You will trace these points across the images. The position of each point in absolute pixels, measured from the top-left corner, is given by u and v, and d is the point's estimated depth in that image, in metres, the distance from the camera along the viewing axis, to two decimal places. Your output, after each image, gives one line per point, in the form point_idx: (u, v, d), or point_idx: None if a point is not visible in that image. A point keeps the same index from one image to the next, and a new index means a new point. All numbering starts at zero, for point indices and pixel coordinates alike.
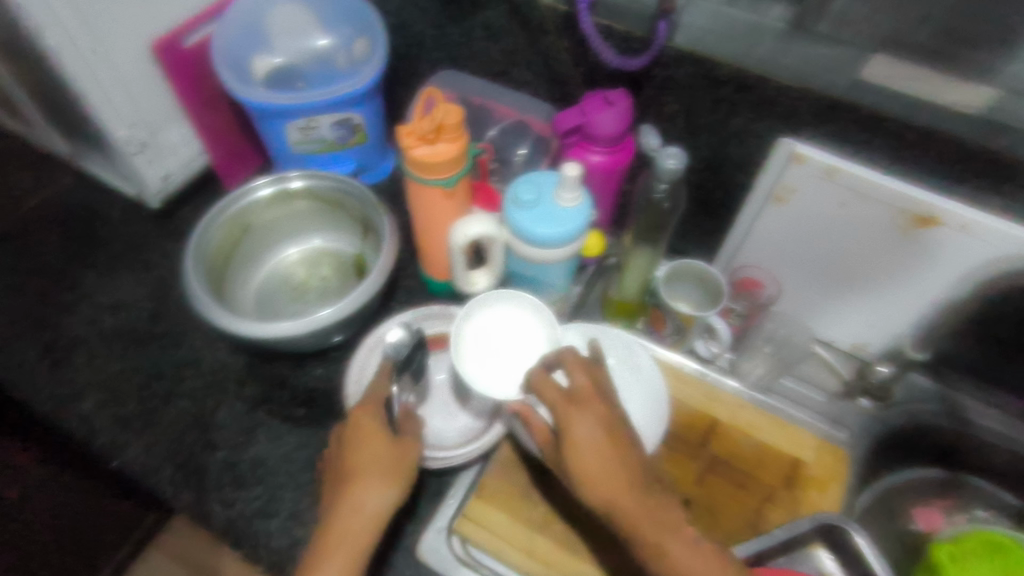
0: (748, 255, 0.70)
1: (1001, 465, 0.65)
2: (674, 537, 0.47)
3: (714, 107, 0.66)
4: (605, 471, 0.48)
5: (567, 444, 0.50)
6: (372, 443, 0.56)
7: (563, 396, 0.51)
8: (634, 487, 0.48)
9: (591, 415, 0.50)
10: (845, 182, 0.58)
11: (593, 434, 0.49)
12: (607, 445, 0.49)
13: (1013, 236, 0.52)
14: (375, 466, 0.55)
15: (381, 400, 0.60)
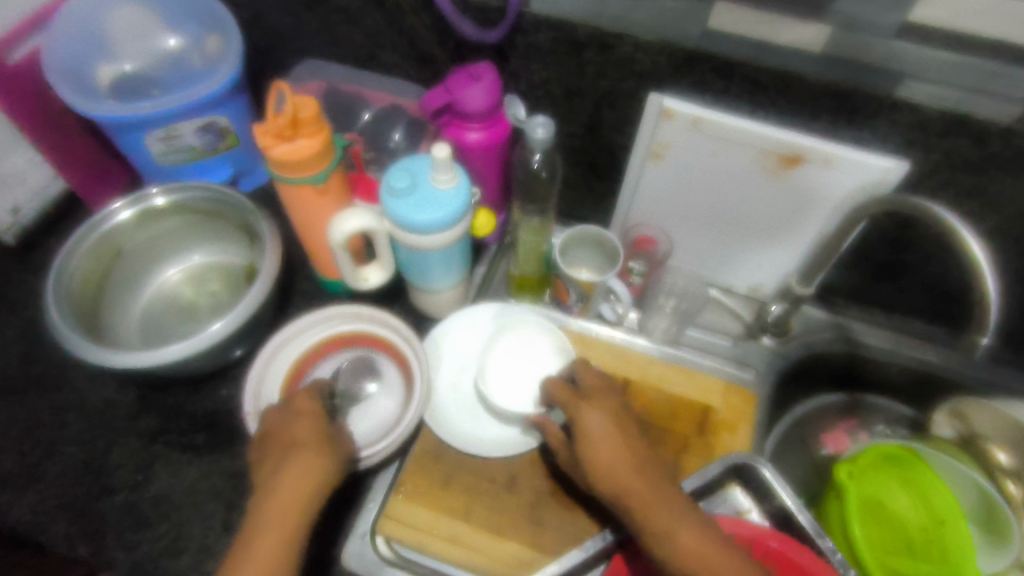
0: (639, 214, 0.71)
1: (896, 381, 0.73)
2: (665, 507, 0.46)
3: (581, 72, 0.60)
4: (610, 451, 0.48)
5: (579, 436, 0.50)
6: (312, 421, 0.52)
7: (577, 396, 0.53)
8: (636, 467, 0.48)
9: (599, 408, 0.51)
10: (713, 133, 0.59)
11: (604, 426, 0.50)
12: (615, 434, 0.49)
13: (869, 166, 0.56)
14: (308, 442, 0.50)
15: (320, 391, 0.57)
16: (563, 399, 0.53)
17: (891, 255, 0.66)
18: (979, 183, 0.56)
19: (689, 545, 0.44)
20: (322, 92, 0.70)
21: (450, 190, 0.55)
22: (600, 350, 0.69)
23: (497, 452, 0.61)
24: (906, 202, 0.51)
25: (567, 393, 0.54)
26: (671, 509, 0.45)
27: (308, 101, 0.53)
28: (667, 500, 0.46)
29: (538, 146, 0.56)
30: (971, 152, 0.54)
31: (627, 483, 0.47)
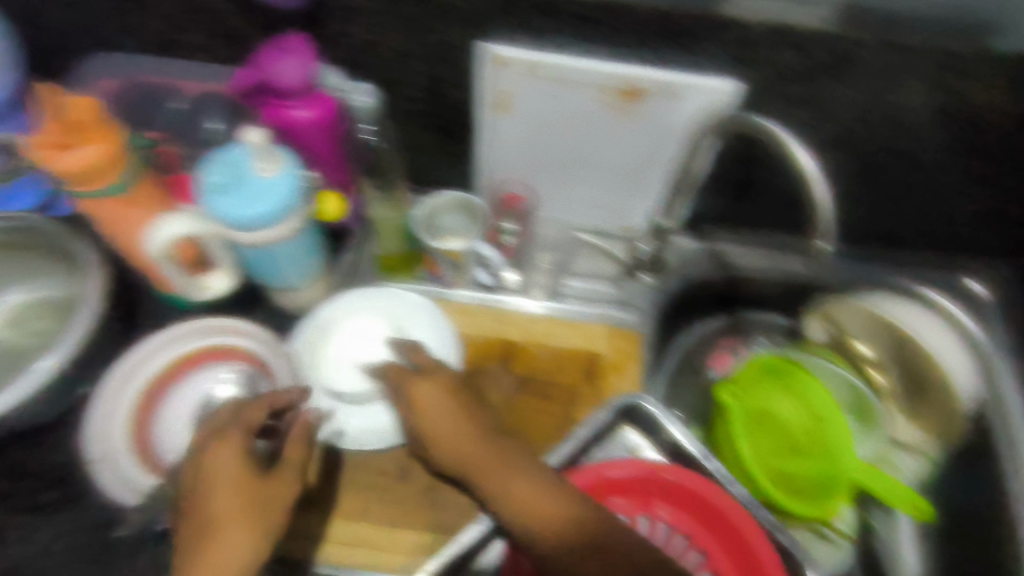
0: (501, 172, 0.69)
1: (772, 295, 0.76)
2: (513, 473, 0.47)
3: (405, 28, 0.56)
4: (446, 426, 0.50)
5: (417, 414, 0.52)
6: (233, 487, 0.42)
7: (408, 371, 0.54)
8: (481, 436, 0.50)
9: (433, 383, 0.53)
10: (549, 77, 0.57)
11: (437, 399, 0.52)
12: (449, 407, 0.51)
13: (706, 90, 0.56)
14: (240, 505, 0.42)
15: (247, 424, 0.46)
16: (395, 378, 0.55)
17: (743, 171, 0.68)
18: (812, 92, 0.57)
19: (520, 491, 0.46)
20: (123, 88, 0.61)
21: (272, 181, 0.50)
22: (481, 315, 0.67)
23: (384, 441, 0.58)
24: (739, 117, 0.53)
25: (399, 369, 0.55)
26: (505, 466, 0.48)
27: (87, 103, 0.46)
28: (502, 462, 0.48)
29: (362, 114, 0.60)
30: (797, 63, 0.54)
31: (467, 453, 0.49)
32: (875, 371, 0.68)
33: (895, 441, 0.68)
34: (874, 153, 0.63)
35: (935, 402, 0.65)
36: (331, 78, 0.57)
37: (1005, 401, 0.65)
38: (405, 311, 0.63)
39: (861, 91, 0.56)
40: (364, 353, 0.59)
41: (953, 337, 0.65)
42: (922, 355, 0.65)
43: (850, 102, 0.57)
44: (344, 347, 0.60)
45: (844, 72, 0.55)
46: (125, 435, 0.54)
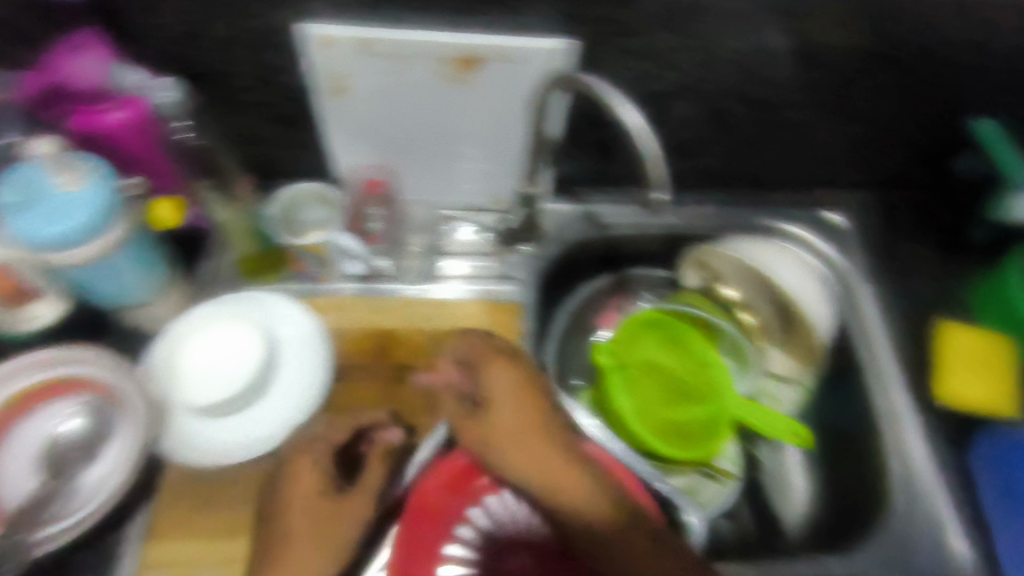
0: (357, 156, 0.66)
1: (649, 250, 0.77)
2: (569, 478, 0.53)
3: (215, 14, 0.51)
4: (512, 419, 0.56)
5: (487, 406, 0.57)
6: (300, 508, 0.52)
7: (468, 364, 0.58)
8: (540, 443, 0.55)
9: (507, 369, 0.57)
10: (380, 53, 0.54)
11: (511, 384, 0.57)
12: (513, 394, 0.56)
13: (537, 50, 0.55)
14: (308, 533, 0.52)
15: (325, 447, 0.55)
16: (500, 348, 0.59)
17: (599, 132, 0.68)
18: (649, 44, 0.56)
19: (559, 490, 0.53)
20: None
21: (72, 196, 0.46)
22: (353, 308, 0.65)
23: (253, 452, 0.56)
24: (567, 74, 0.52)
25: (499, 349, 0.58)
26: (540, 445, 0.55)
27: None
28: (543, 454, 0.54)
29: (171, 111, 0.55)
30: (625, 15, 0.53)
31: (531, 465, 0.54)
32: (744, 312, 0.70)
33: (771, 372, 0.70)
34: (719, 99, 0.63)
35: (800, 335, 0.69)
36: (130, 76, 0.53)
37: (864, 322, 0.70)
38: (262, 314, 0.60)
39: (692, 37, 0.56)
40: (219, 364, 0.57)
41: (807, 270, 0.69)
42: (777, 288, 0.68)
43: (685, 49, 0.57)
44: (199, 364, 0.57)
45: (674, 21, 0.54)
46: None
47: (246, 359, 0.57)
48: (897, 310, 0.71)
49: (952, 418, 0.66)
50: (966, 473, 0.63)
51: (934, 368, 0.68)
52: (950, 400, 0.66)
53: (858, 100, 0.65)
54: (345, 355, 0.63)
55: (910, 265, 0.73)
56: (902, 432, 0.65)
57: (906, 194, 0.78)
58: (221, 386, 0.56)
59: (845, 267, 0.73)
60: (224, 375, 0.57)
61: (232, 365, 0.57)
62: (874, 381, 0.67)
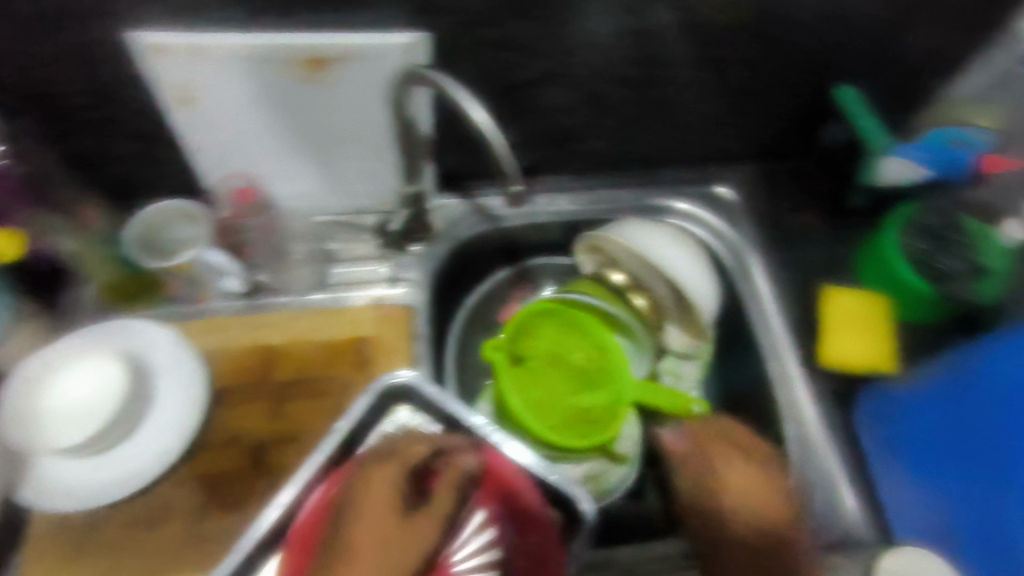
0: (224, 169, 0.63)
1: (546, 240, 0.76)
2: (772, 518, 0.57)
3: (32, 30, 0.48)
4: (748, 484, 0.58)
5: (723, 487, 0.59)
6: (387, 509, 0.44)
7: (721, 439, 0.61)
8: (766, 488, 0.58)
9: (735, 459, 0.60)
10: (220, 58, 0.52)
11: (740, 475, 0.59)
12: (761, 479, 0.59)
13: (385, 46, 0.53)
14: (377, 533, 0.42)
15: (406, 463, 0.47)
16: (701, 435, 0.62)
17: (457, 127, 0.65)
18: (506, 35, 0.55)
19: (737, 525, 0.57)
20: None
21: None
22: (232, 325, 0.62)
23: (126, 489, 0.53)
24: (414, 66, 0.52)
25: (720, 437, 0.62)
26: (762, 491, 0.58)
27: None
28: (754, 495, 0.58)
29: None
30: (476, 5, 0.51)
31: (740, 513, 0.57)
32: (637, 295, 0.69)
33: (672, 351, 0.71)
34: (592, 84, 0.62)
35: (692, 316, 0.68)
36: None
37: (758, 295, 0.71)
38: (131, 345, 0.57)
39: (546, 24, 0.55)
40: (86, 402, 0.53)
41: (694, 253, 0.66)
42: (654, 267, 0.65)
43: (542, 36, 0.56)
44: (63, 401, 0.53)
45: (523, 10, 0.53)
46: None
47: (114, 391, 0.53)
48: (786, 278, 0.73)
49: (840, 378, 0.68)
50: (850, 428, 0.66)
51: (818, 335, 0.69)
52: (835, 364, 0.68)
53: (729, 76, 0.65)
54: (226, 377, 0.60)
55: (796, 233, 0.75)
56: (795, 396, 0.66)
57: (790, 164, 0.79)
58: (87, 422, 0.52)
59: (736, 241, 0.73)
60: (90, 410, 0.53)
61: (99, 399, 0.53)
62: (767, 351, 0.68)
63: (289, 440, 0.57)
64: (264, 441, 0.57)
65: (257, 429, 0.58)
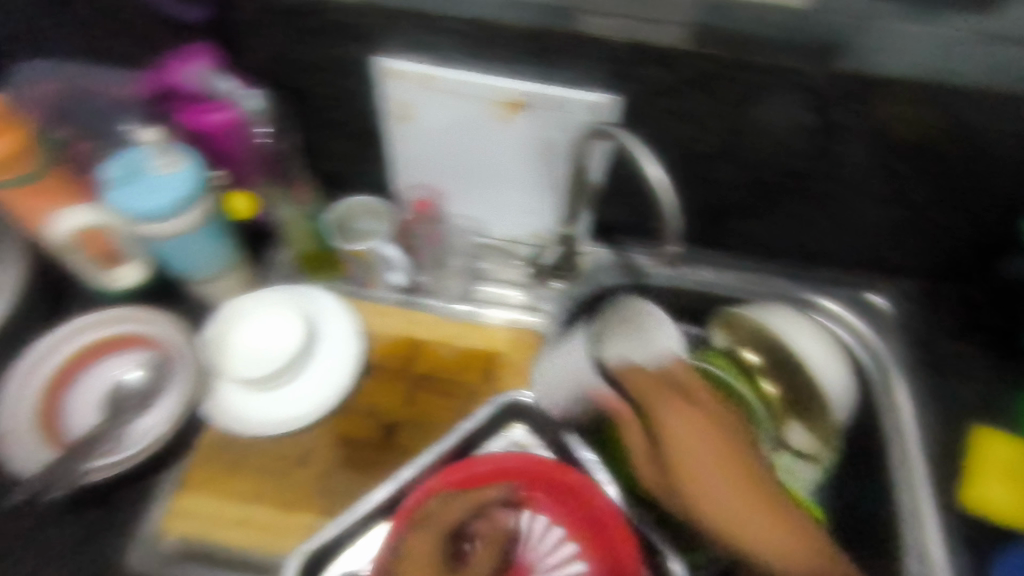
0: (411, 179, 0.72)
1: (688, 306, 0.76)
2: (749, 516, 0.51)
3: (303, 41, 0.59)
4: (698, 450, 0.53)
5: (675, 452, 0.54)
6: (720, 464, 0.53)
7: (662, 385, 0.58)
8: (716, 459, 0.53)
9: (675, 407, 0.56)
10: (438, 88, 0.60)
11: (679, 422, 0.55)
12: (695, 431, 0.54)
13: (581, 101, 0.59)
14: (727, 516, 0.51)
15: (677, 388, 0.58)
16: (639, 383, 0.59)
17: (615, 181, 0.70)
18: (695, 108, 0.59)
19: (693, 475, 0.53)
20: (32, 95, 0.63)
21: (174, 173, 0.55)
22: (393, 312, 0.71)
23: (277, 429, 0.61)
24: (599, 124, 0.59)
25: (653, 380, 0.59)
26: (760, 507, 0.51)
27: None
28: (756, 500, 0.51)
29: (256, 118, 0.60)
30: (666, 78, 0.56)
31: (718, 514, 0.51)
32: (765, 379, 0.69)
33: (789, 447, 0.68)
34: (758, 167, 0.65)
35: (820, 415, 0.67)
36: (225, 83, 0.59)
37: (897, 415, 0.67)
38: (308, 307, 0.67)
39: (730, 104, 0.58)
40: (268, 347, 0.62)
41: (834, 350, 0.67)
42: (791, 355, 0.67)
43: (720, 114, 0.59)
44: (247, 341, 0.63)
45: (712, 90, 0.57)
46: (33, 421, 0.58)
47: (292, 343, 0.62)
48: (933, 404, 0.68)
49: (977, 525, 0.62)
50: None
51: (962, 472, 0.65)
52: (977, 507, 0.62)
53: (909, 186, 0.64)
54: (377, 357, 0.68)
55: (953, 361, 0.71)
56: (925, 531, 0.62)
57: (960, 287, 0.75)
58: (264, 364, 0.61)
59: (880, 352, 0.72)
60: (266, 354, 0.62)
61: (277, 348, 0.62)
62: (897, 477, 0.64)
63: (415, 428, 0.64)
64: (392, 423, 0.64)
65: (389, 411, 0.65)
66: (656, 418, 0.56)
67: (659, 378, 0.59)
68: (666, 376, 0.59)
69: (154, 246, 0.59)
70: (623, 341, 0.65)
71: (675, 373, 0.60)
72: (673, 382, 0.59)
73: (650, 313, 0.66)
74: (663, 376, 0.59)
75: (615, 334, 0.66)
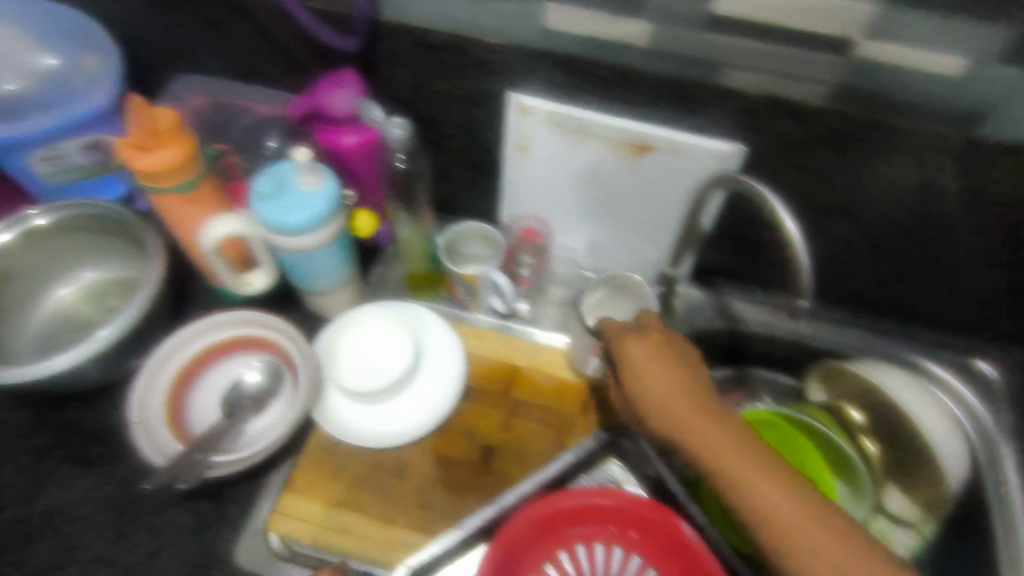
0: (521, 207, 0.74)
1: (778, 354, 0.77)
2: (752, 471, 0.51)
3: (443, 73, 0.62)
4: (668, 389, 0.56)
5: (654, 404, 0.56)
6: (688, 394, 0.56)
7: (626, 327, 0.61)
8: (716, 425, 0.54)
9: (642, 341, 0.59)
10: (567, 126, 0.62)
11: (644, 358, 0.58)
12: (661, 365, 0.57)
13: (707, 149, 0.59)
14: (717, 453, 0.52)
15: (645, 327, 0.61)
16: (613, 331, 0.61)
17: (724, 224, 0.71)
18: (818, 160, 0.59)
19: (686, 430, 0.54)
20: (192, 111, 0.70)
21: (317, 191, 0.58)
22: (494, 339, 0.71)
23: (379, 443, 0.63)
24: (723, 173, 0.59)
25: (617, 326, 0.62)
26: (753, 461, 0.51)
27: (173, 135, 0.55)
28: (747, 452, 0.52)
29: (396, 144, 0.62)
30: (796, 133, 0.57)
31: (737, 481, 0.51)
32: (869, 438, 0.68)
33: (888, 512, 0.67)
34: (876, 224, 0.64)
35: (924, 479, 0.65)
36: (372, 111, 0.61)
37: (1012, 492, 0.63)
38: (417, 325, 0.70)
39: (860, 162, 0.58)
40: (379, 363, 0.65)
41: (948, 419, 0.65)
42: (898, 414, 0.66)
43: (846, 170, 0.59)
44: (359, 353, 0.65)
45: (843, 146, 0.57)
46: (162, 414, 0.60)
47: (402, 360, 0.64)
48: None
49: None
50: None
51: None
52: None
53: None
54: (477, 380, 0.69)
55: None
56: None
57: None
58: (374, 378, 0.64)
59: (988, 425, 0.68)
60: (377, 368, 0.65)
61: (388, 364, 0.65)
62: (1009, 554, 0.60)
63: (512, 455, 0.64)
64: (488, 446, 0.64)
65: (487, 435, 0.65)
66: (626, 360, 0.58)
67: (626, 328, 0.61)
68: (627, 324, 0.61)
69: (285, 257, 0.62)
70: (617, 301, 0.70)
71: (638, 320, 0.62)
72: (638, 326, 0.61)
73: (632, 278, 0.69)
74: (628, 326, 0.61)
75: (605, 296, 0.70)
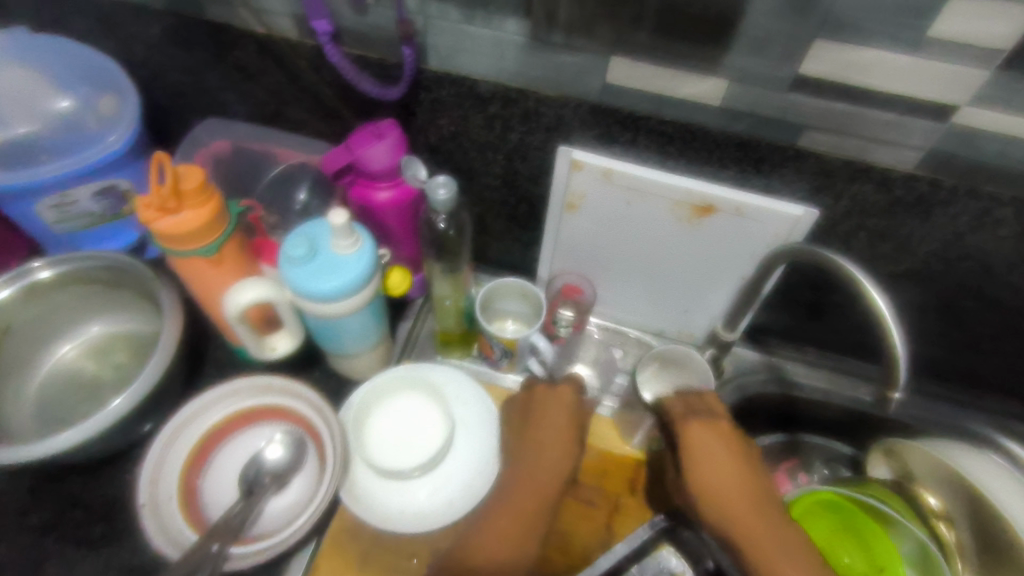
0: (562, 263, 0.69)
1: (831, 420, 0.72)
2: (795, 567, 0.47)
3: (489, 125, 0.57)
4: (719, 471, 0.52)
5: (701, 486, 0.52)
6: (743, 482, 0.52)
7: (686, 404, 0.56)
8: (766, 519, 0.50)
9: (705, 422, 0.54)
10: (622, 184, 0.57)
11: (705, 438, 0.53)
12: (719, 450, 0.53)
13: (780, 215, 0.53)
14: (765, 547, 0.48)
15: (707, 408, 0.56)
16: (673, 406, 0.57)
17: (782, 284, 0.66)
18: (894, 228, 0.54)
19: (734, 518, 0.50)
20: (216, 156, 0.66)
21: (353, 256, 0.53)
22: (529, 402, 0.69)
23: (406, 527, 0.57)
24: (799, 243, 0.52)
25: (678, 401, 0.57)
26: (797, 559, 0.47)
27: (198, 193, 0.50)
28: (792, 552, 0.48)
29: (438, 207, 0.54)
30: (877, 198, 0.52)
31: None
32: (943, 524, 0.62)
33: None
34: (951, 291, 0.59)
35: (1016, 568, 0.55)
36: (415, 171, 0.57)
37: None
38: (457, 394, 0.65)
39: (945, 231, 0.53)
40: (416, 437, 0.61)
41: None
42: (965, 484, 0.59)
43: (928, 238, 0.54)
44: (394, 424, 0.62)
45: (927, 213, 0.52)
46: (175, 494, 0.55)
47: (440, 437, 0.61)
48: None
49: None
50: None
51: None
52: None
53: None
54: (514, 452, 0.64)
55: None
56: None
57: None
58: (410, 458, 0.60)
59: None
60: (415, 443, 0.61)
61: (425, 437, 0.61)
62: None
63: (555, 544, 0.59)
64: None
65: None
66: (684, 437, 0.54)
67: (687, 408, 0.57)
68: (689, 404, 0.56)
69: (315, 325, 0.57)
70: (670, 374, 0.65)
71: (701, 401, 0.57)
72: (699, 403, 0.57)
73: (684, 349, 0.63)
74: (691, 406, 0.56)
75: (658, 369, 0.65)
